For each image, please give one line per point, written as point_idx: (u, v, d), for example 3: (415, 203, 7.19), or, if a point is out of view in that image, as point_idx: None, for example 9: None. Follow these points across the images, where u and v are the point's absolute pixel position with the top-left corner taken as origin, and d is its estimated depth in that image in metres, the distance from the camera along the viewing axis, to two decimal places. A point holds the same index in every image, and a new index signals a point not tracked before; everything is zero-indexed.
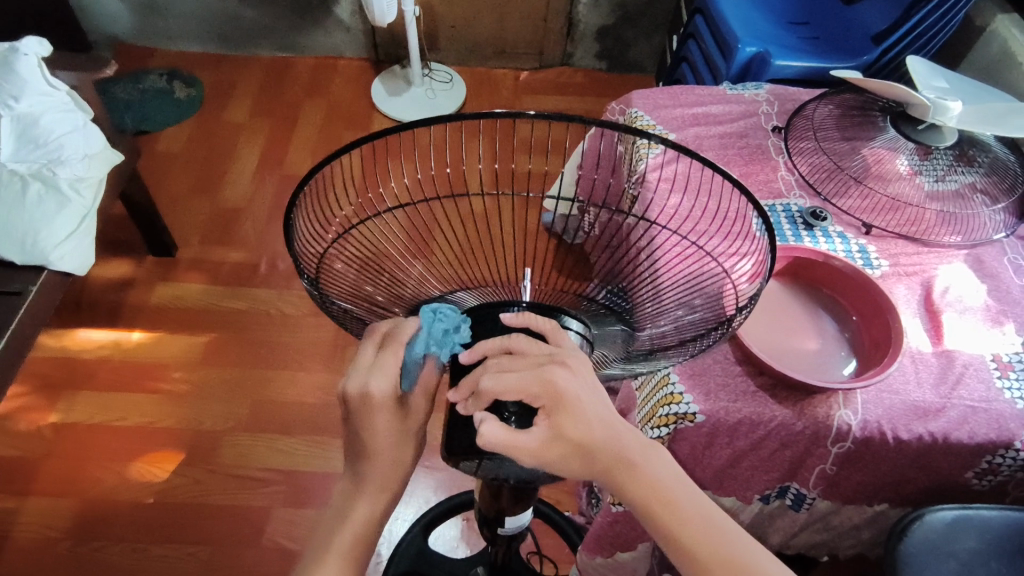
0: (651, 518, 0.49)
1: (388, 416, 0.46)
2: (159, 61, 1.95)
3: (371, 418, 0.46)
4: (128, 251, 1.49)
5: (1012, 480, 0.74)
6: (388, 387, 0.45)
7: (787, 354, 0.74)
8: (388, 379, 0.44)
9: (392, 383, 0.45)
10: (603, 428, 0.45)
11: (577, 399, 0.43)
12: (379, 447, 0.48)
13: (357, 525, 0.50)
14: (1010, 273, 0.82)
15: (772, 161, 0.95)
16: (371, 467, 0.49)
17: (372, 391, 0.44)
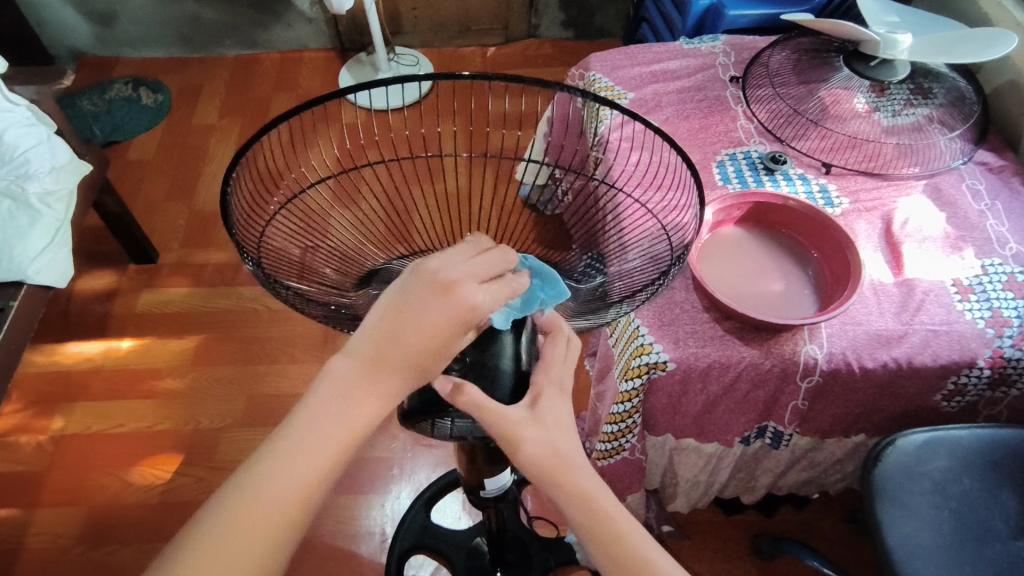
0: (599, 534, 0.50)
1: (451, 332, 0.41)
2: (122, 70, 1.93)
3: (436, 323, 0.40)
4: (109, 262, 1.50)
5: (980, 399, 0.76)
6: (484, 305, 0.40)
7: (753, 297, 0.75)
8: (491, 296, 0.40)
9: (492, 303, 0.41)
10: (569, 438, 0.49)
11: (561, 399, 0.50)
12: (410, 354, 0.41)
13: (332, 447, 0.44)
14: (969, 199, 0.84)
15: (731, 111, 0.95)
16: (388, 375, 0.42)
17: (475, 301, 0.40)
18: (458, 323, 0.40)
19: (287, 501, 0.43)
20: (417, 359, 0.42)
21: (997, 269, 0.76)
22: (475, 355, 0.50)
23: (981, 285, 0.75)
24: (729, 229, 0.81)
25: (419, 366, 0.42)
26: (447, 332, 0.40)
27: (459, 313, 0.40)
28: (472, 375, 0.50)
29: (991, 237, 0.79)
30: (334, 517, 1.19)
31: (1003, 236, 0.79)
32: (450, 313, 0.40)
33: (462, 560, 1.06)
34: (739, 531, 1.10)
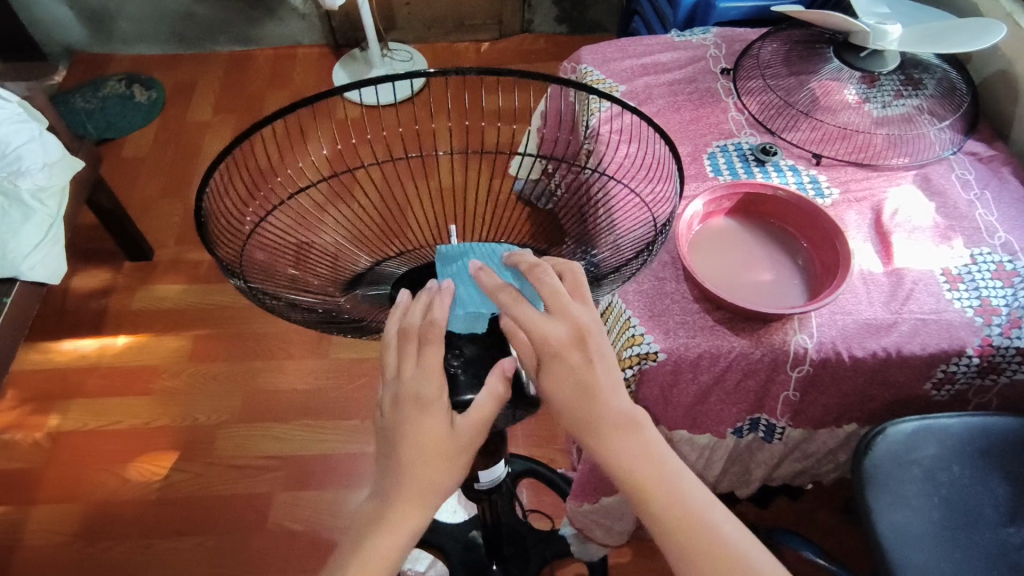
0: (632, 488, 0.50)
1: (432, 421, 0.48)
2: (116, 67, 1.93)
3: (418, 418, 0.48)
4: (104, 259, 1.50)
5: (970, 387, 0.77)
6: (434, 389, 0.48)
7: (743, 288, 0.76)
8: (432, 379, 0.48)
9: (438, 384, 0.48)
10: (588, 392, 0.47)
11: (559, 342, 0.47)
12: (416, 463, 0.48)
13: (377, 553, 0.49)
14: (958, 188, 0.84)
15: (722, 103, 0.96)
16: (404, 480, 0.48)
17: (420, 390, 0.47)
18: (437, 412, 0.48)
19: (392, 551, 0.50)
20: (426, 458, 0.48)
21: (986, 258, 0.76)
22: (475, 348, 0.52)
23: (970, 274, 0.75)
24: (720, 220, 0.81)
25: (428, 467, 0.48)
26: (435, 423, 0.48)
27: (430, 404, 0.47)
28: (473, 368, 0.51)
29: (980, 227, 0.80)
30: (328, 511, 1.17)
31: (992, 225, 0.80)
32: (424, 411, 0.48)
33: (458, 553, 1.06)
34: None
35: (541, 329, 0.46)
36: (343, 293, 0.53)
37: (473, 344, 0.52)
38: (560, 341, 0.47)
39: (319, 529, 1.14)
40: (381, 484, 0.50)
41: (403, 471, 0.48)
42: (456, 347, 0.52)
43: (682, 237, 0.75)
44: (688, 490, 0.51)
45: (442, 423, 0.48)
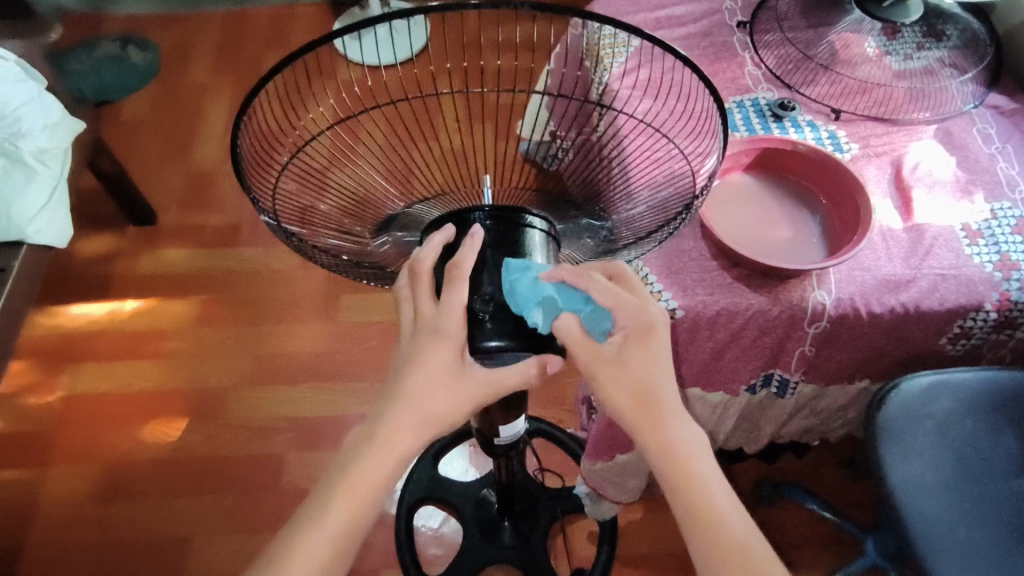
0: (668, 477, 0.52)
1: (443, 356, 0.49)
2: (109, 27, 1.87)
3: (429, 350, 0.49)
4: (108, 224, 1.49)
5: (985, 342, 0.77)
6: (454, 326, 0.49)
7: (762, 245, 0.75)
8: (452, 317, 0.49)
9: (456, 321, 0.49)
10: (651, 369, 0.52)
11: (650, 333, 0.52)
12: (421, 391, 0.50)
13: (369, 476, 0.51)
14: (979, 142, 0.82)
15: (738, 57, 0.93)
16: (405, 408, 0.50)
17: (440, 326, 0.49)
18: (453, 348, 0.49)
19: (378, 480, 0.51)
20: (434, 392, 0.50)
21: (1006, 213, 0.75)
22: (505, 300, 0.51)
23: (990, 229, 0.74)
24: (738, 176, 0.80)
25: (434, 399, 0.50)
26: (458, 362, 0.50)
27: (447, 338, 0.49)
28: (501, 320, 0.51)
29: (1001, 180, 0.78)
30: None
31: (1013, 178, 0.79)
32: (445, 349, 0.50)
33: (470, 510, 1.08)
34: (741, 479, 1.12)
35: (631, 313, 0.52)
36: (374, 236, 0.54)
37: (503, 294, 0.51)
38: (641, 327, 0.52)
39: None
40: (380, 413, 0.52)
41: (412, 398, 0.50)
42: (484, 294, 0.50)
43: None
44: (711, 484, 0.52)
45: (453, 360, 0.50)
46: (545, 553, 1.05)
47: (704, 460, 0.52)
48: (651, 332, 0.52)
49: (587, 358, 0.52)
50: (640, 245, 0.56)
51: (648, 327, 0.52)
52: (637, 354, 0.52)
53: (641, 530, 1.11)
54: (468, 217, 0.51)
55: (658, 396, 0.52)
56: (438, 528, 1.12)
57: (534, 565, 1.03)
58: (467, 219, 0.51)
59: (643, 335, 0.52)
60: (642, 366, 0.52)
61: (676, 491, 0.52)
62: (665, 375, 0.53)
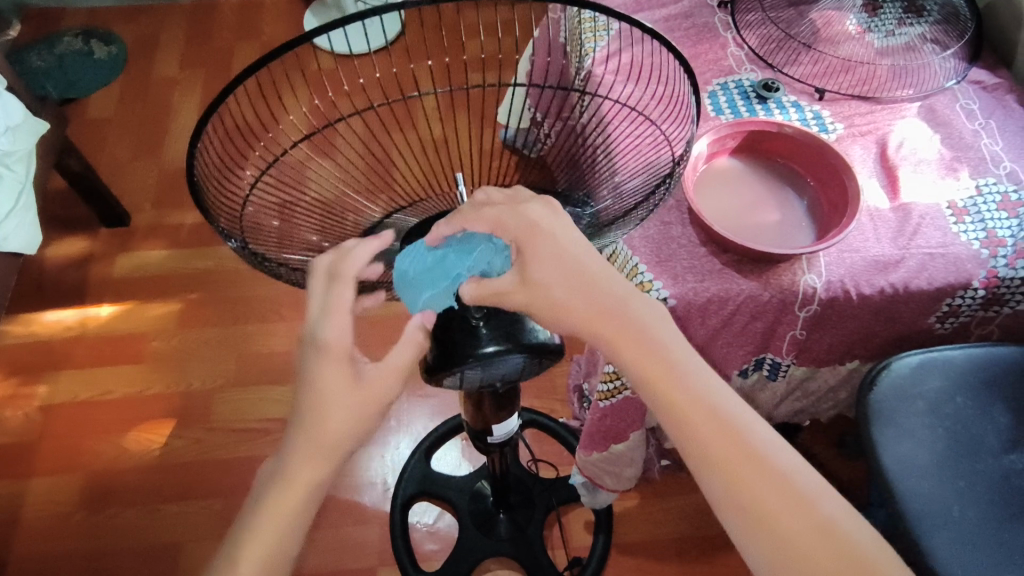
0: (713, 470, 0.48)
1: (338, 367, 0.48)
2: (71, 21, 1.81)
3: (321, 364, 0.48)
4: (81, 226, 1.44)
5: (972, 320, 0.77)
6: (342, 334, 0.47)
7: (749, 228, 0.74)
8: (340, 326, 0.47)
9: (346, 330, 0.47)
10: (567, 279, 0.47)
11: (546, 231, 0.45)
12: (316, 408, 0.48)
13: (282, 507, 0.49)
14: (963, 119, 0.82)
15: (720, 38, 0.92)
16: (302, 425, 0.49)
17: (326, 338, 0.47)
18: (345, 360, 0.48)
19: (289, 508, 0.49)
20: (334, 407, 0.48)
21: (991, 189, 0.75)
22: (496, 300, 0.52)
23: (976, 206, 0.74)
24: (725, 160, 0.79)
25: (333, 414, 0.48)
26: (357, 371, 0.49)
27: (336, 350, 0.48)
28: (495, 322, 0.52)
29: (985, 156, 0.78)
30: None
31: (998, 154, 0.79)
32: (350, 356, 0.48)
33: (465, 504, 1.08)
34: None
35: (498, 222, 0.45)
36: None
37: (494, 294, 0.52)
38: (523, 230, 0.45)
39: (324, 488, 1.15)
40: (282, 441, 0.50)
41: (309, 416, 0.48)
42: (476, 299, 0.52)
43: (688, 177, 0.73)
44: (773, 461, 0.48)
45: (346, 371, 0.48)
46: (542, 544, 1.05)
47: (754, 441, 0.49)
48: (537, 233, 0.45)
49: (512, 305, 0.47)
50: (624, 226, 0.51)
51: (530, 230, 0.45)
52: (536, 263, 0.46)
53: (636, 516, 1.11)
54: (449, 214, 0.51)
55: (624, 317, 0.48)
56: (433, 523, 1.12)
57: (532, 557, 1.03)
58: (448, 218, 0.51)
59: (529, 238, 0.45)
60: (556, 275, 0.46)
61: (699, 453, 0.48)
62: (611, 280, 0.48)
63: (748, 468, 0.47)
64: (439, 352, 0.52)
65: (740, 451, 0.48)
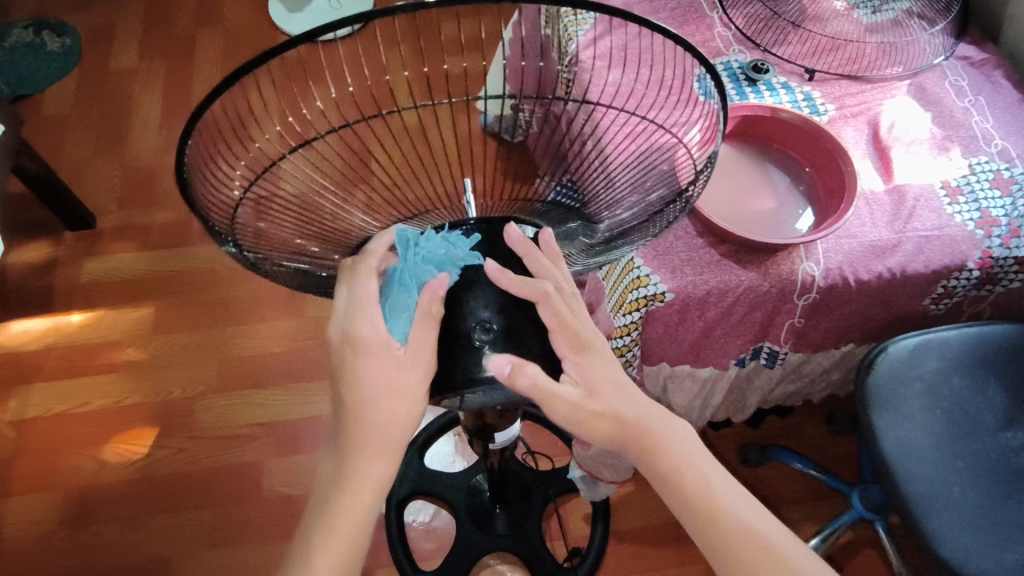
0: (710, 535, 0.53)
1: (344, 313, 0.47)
2: (18, 11, 1.70)
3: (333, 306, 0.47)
4: (43, 231, 1.38)
5: (965, 299, 0.77)
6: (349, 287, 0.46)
7: (745, 217, 0.73)
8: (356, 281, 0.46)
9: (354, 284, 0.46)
10: (602, 379, 0.49)
11: (595, 340, 0.48)
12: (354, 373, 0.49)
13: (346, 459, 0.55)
14: (953, 96, 0.81)
15: (707, 18, 0.89)
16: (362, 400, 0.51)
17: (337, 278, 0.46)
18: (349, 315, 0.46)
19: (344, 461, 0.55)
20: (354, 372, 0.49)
21: (984, 167, 0.75)
22: (505, 321, 0.46)
23: (969, 185, 0.74)
24: (716, 147, 0.77)
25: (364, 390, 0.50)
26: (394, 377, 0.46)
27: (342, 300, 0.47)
28: (504, 343, 0.46)
29: (977, 134, 0.78)
30: None
31: (989, 132, 0.78)
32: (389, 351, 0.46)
33: (462, 500, 1.07)
34: (726, 444, 1.13)
35: (566, 332, 0.46)
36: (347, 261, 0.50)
37: (502, 316, 0.46)
38: (585, 346, 0.48)
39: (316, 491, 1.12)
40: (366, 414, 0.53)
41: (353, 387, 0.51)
42: (482, 320, 0.45)
43: None
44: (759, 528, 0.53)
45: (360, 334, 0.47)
46: (541, 538, 1.04)
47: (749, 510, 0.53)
48: (594, 349, 0.48)
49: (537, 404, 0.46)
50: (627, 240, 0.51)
51: (586, 345, 0.48)
52: (592, 381, 0.48)
53: (633, 504, 1.11)
54: (448, 231, 0.46)
55: (658, 434, 0.52)
56: (429, 521, 1.10)
57: (531, 551, 1.03)
58: (446, 234, 0.46)
59: (586, 355, 0.48)
60: (596, 378, 0.49)
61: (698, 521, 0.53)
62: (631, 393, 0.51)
63: (737, 533, 0.52)
64: (444, 378, 0.47)
65: (733, 520, 0.52)
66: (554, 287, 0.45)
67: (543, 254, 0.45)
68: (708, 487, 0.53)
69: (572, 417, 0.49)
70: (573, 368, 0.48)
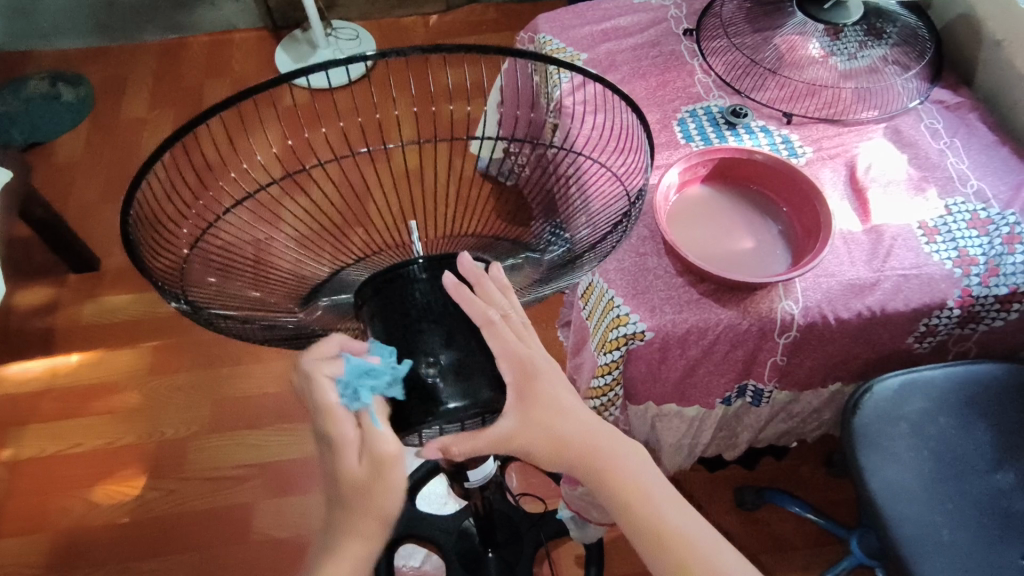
0: (664, 558, 0.55)
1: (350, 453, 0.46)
2: (38, 65, 1.79)
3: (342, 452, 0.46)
4: (47, 273, 1.41)
5: (950, 337, 0.77)
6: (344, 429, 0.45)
7: (724, 257, 0.74)
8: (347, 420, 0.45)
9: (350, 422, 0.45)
10: (545, 406, 0.50)
11: (536, 365, 0.49)
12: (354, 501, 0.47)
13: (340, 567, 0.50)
14: (928, 138, 0.83)
15: (687, 66, 0.92)
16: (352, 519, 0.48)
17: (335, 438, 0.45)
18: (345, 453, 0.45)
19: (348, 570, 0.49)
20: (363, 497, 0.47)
21: (960, 208, 0.76)
22: (453, 355, 0.46)
23: (946, 225, 0.75)
24: (696, 188, 0.79)
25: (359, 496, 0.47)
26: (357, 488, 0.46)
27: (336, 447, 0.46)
28: (451, 376, 0.45)
29: (953, 175, 0.79)
30: (316, 515, 1.13)
31: (964, 173, 0.79)
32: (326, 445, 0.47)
33: (451, 543, 1.04)
34: (722, 487, 1.11)
35: (509, 358, 0.47)
36: (303, 306, 0.48)
37: (451, 350, 0.46)
38: (526, 372, 0.48)
39: (307, 534, 1.11)
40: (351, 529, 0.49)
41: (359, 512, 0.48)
42: (431, 354, 0.45)
43: (661, 209, 0.72)
44: (703, 549, 0.55)
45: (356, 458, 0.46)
46: None
47: (698, 532, 0.56)
48: (537, 373, 0.49)
49: (481, 436, 0.47)
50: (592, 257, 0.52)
51: (529, 371, 0.48)
52: (537, 405, 0.49)
53: (628, 549, 1.09)
54: (402, 271, 0.46)
55: (608, 455, 0.53)
56: (419, 566, 1.09)
57: None
58: (400, 274, 0.46)
59: (528, 381, 0.48)
60: (544, 406, 0.50)
61: (649, 548, 0.55)
62: (577, 415, 0.53)
63: (687, 557, 0.54)
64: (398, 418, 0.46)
65: (681, 544, 0.54)
66: (500, 315, 0.46)
67: (493, 284, 0.46)
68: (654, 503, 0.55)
69: (520, 441, 0.50)
70: (514, 396, 0.47)
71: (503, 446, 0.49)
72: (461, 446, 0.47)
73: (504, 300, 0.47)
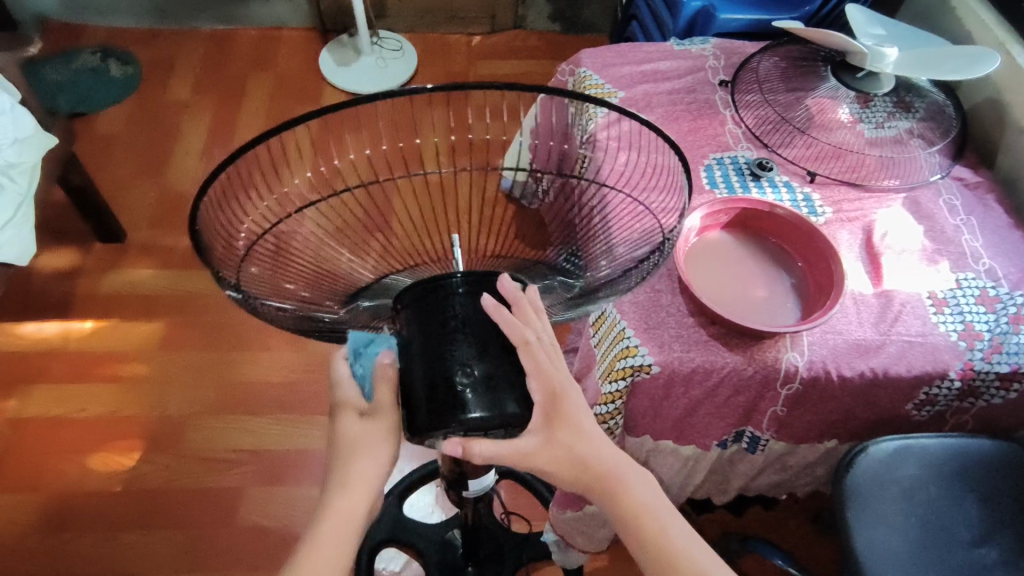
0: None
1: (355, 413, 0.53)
2: (91, 39, 1.85)
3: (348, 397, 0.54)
4: (73, 239, 1.44)
5: (949, 409, 0.78)
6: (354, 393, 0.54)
7: (736, 302, 0.76)
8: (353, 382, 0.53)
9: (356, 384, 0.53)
10: (567, 430, 0.53)
11: (563, 389, 0.52)
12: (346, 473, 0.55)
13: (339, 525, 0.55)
14: (945, 213, 0.85)
15: (720, 115, 0.95)
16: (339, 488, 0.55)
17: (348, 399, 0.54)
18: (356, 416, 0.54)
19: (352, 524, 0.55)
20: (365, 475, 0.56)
21: (970, 283, 0.78)
22: (485, 367, 0.48)
23: (955, 298, 0.77)
24: (716, 234, 0.81)
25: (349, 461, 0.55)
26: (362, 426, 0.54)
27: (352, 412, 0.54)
28: (484, 389, 0.47)
29: (966, 252, 0.81)
30: (304, 509, 1.14)
31: (977, 251, 0.82)
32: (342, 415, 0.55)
33: (434, 555, 1.05)
34: (707, 529, 1.12)
35: (539, 378, 0.49)
36: (344, 306, 0.52)
37: (483, 362, 0.48)
38: (553, 394, 0.51)
39: (292, 526, 1.12)
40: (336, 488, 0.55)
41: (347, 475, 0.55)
42: (466, 364, 0.47)
43: (680, 250, 0.75)
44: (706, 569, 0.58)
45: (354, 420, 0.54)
46: None
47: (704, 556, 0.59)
48: (562, 397, 0.52)
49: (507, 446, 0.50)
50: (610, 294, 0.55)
51: (555, 394, 0.51)
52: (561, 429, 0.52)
53: None
54: (444, 282, 0.48)
55: (620, 479, 0.57)
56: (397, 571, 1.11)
57: None
58: (440, 287, 0.48)
59: (553, 404, 0.51)
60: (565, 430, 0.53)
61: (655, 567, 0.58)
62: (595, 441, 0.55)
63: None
64: (426, 424, 0.47)
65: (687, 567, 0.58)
66: (534, 336, 0.48)
67: (529, 305, 0.48)
68: (660, 523, 0.59)
69: (540, 461, 0.53)
70: (540, 416, 0.51)
71: (524, 462, 0.52)
72: (487, 449, 0.49)
73: (536, 324, 0.49)
